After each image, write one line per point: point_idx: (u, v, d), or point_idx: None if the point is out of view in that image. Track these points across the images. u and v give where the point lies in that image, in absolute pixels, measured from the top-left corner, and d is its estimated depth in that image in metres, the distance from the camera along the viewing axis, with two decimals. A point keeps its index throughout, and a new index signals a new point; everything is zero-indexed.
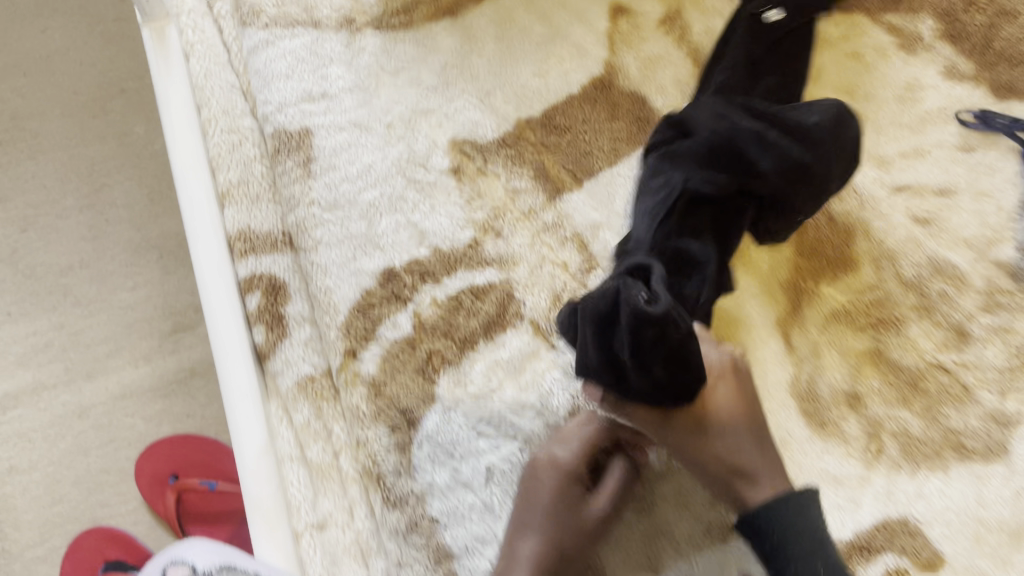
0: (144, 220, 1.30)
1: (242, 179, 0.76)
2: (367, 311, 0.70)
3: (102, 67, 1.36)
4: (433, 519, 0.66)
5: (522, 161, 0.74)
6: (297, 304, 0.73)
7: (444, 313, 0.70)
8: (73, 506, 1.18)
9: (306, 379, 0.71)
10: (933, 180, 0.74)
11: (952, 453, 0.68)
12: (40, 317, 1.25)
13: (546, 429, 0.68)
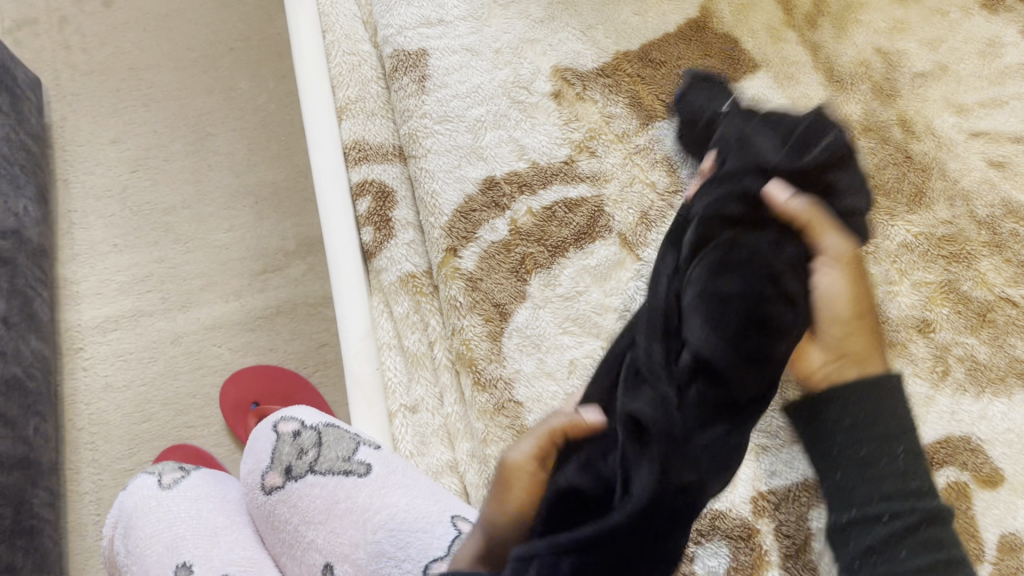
0: (242, 167, 1.36)
1: (359, 96, 0.85)
2: (468, 215, 0.76)
3: (215, 29, 1.47)
4: (519, 402, 0.69)
5: (619, 90, 0.80)
6: (403, 210, 0.80)
7: (539, 222, 0.75)
8: (161, 423, 1.21)
9: (408, 275, 0.77)
10: (1008, 128, 0.80)
11: (1017, 380, 0.70)
12: (144, 250, 1.32)
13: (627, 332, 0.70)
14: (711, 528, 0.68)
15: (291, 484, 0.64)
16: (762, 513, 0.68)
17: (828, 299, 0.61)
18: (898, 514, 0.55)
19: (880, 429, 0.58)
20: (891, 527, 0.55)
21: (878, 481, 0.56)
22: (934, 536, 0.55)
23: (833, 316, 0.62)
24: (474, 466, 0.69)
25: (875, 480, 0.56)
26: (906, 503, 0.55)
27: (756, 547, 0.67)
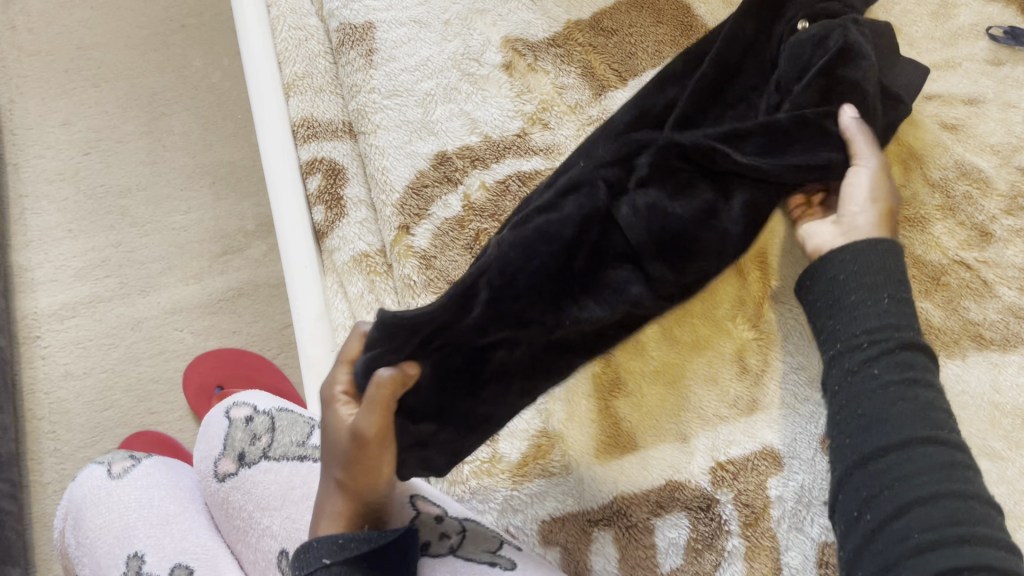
0: (197, 146, 1.33)
1: (307, 72, 0.83)
2: (420, 191, 0.75)
3: (165, 4, 1.43)
4: None
5: (570, 59, 0.79)
6: (354, 188, 0.78)
7: (492, 197, 0.74)
8: (123, 411, 1.19)
9: (361, 255, 0.75)
10: (960, 91, 0.80)
11: (970, 342, 0.71)
12: (99, 234, 1.29)
13: None
14: (671, 499, 0.68)
15: (244, 469, 0.63)
16: (721, 483, 0.68)
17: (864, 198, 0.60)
18: (876, 343, 0.53)
19: (878, 275, 0.55)
20: (872, 352, 0.53)
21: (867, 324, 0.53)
22: (943, 464, 0.48)
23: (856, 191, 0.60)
24: None
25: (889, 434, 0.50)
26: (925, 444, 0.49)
27: (715, 518, 0.68)
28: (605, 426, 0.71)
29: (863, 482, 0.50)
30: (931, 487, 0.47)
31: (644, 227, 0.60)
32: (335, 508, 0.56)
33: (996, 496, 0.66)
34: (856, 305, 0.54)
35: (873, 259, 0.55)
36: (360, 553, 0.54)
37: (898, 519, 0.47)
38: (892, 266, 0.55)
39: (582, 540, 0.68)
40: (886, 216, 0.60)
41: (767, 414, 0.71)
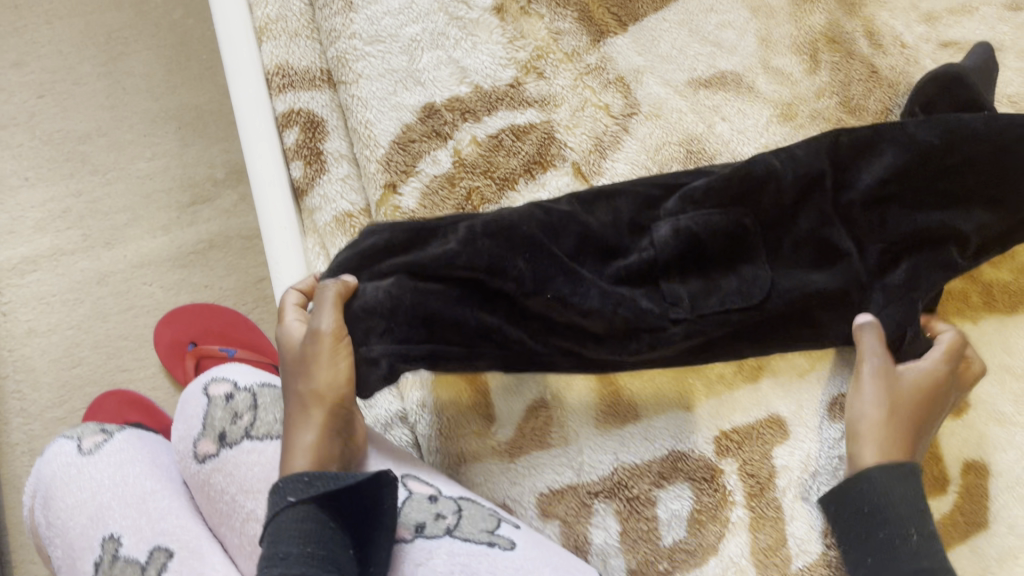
0: (162, 90, 1.25)
1: (281, 15, 0.77)
2: (406, 146, 0.70)
3: None
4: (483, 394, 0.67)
5: (567, 3, 0.74)
6: (334, 142, 0.74)
7: (485, 152, 0.70)
8: (92, 368, 1.14)
9: (344, 215, 0.71)
10: (975, 39, 0.76)
11: (981, 304, 0.69)
12: (59, 183, 1.22)
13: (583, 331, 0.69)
14: (672, 469, 0.66)
15: (225, 450, 0.60)
16: (726, 454, 0.66)
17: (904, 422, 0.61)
18: (903, 571, 0.55)
19: (899, 506, 0.58)
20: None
21: (897, 553, 0.56)
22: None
23: (858, 419, 0.62)
24: (428, 415, 0.67)
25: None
26: None
27: (719, 488, 0.66)
28: (604, 394, 0.68)
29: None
30: None
31: (675, 250, 0.60)
32: (308, 422, 0.53)
33: (1005, 462, 0.66)
34: (873, 510, 0.58)
35: (888, 488, 0.58)
36: (325, 494, 0.50)
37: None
38: (911, 491, 0.59)
39: (582, 514, 0.65)
40: (914, 410, 0.61)
41: (773, 379, 0.68)
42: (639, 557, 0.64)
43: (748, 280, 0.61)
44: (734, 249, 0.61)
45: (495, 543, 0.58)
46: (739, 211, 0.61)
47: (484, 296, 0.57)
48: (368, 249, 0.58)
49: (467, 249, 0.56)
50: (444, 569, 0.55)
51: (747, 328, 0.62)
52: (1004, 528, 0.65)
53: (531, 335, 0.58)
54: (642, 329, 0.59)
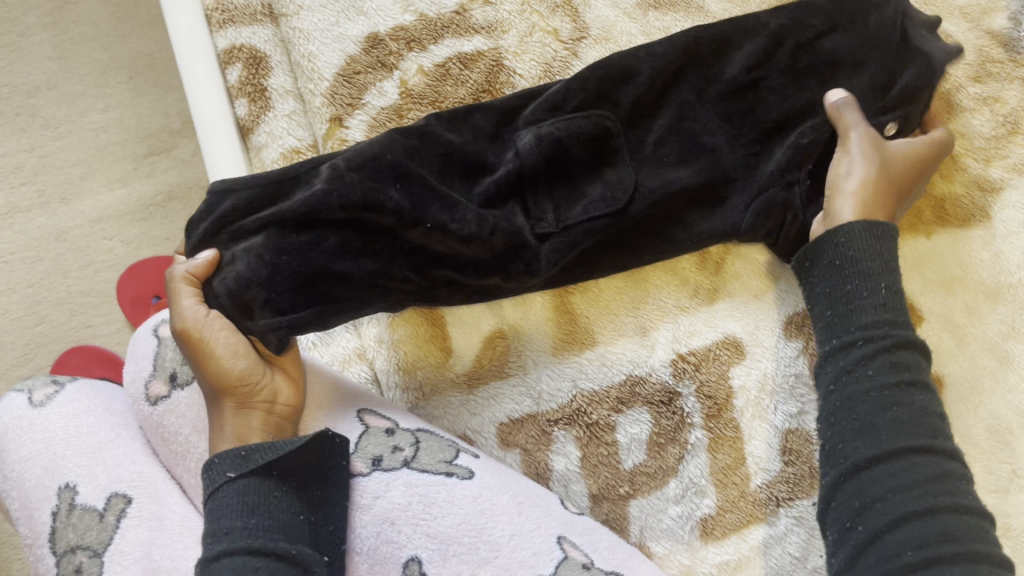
0: (112, 41, 1.19)
1: None
2: (352, 78, 0.68)
3: None
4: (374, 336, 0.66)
5: None
6: (278, 77, 0.72)
7: (432, 81, 0.69)
8: (56, 325, 1.12)
9: (292, 152, 0.70)
10: None
11: (933, 219, 0.69)
12: (9, 139, 1.16)
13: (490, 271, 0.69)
14: (631, 395, 0.66)
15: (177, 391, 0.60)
16: (683, 376, 0.66)
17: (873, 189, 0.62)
18: (873, 340, 0.53)
19: (873, 261, 0.56)
20: (866, 350, 0.53)
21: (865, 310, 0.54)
22: (920, 420, 0.51)
23: (845, 179, 0.61)
24: (386, 349, 0.67)
25: (882, 442, 0.50)
26: (911, 443, 0.50)
27: (677, 411, 0.66)
28: (561, 322, 0.68)
29: (855, 493, 0.50)
30: (924, 499, 0.47)
31: (536, 155, 0.64)
32: (221, 405, 0.58)
33: (958, 373, 0.67)
34: (846, 265, 0.56)
35: (859, 239, 0.57)
36: (264, 463, 0.54)
37: (876, 466, 0.50)
38: (885, 248, 0.57)
39: (542, 442, 0.66)
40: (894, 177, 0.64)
41: (729, 302, 0.68)
42: (600, 480, 0.65)
43: (613, 184, 0.65)
44: (592, 155, 0.65)
45: (453, 473, 0.58)
46: (600, 111, 0.65)
47: (367, 231, 0.61)
48: (223, 214, 0.61)
49: (334, 186, 0.60)
50: (401, 501, 0.56)
51: (615, 235, 0.66)
52: (956, 438, 0.66)
53: (412, 268, 0.62)
54: (519, 250, 0.63)
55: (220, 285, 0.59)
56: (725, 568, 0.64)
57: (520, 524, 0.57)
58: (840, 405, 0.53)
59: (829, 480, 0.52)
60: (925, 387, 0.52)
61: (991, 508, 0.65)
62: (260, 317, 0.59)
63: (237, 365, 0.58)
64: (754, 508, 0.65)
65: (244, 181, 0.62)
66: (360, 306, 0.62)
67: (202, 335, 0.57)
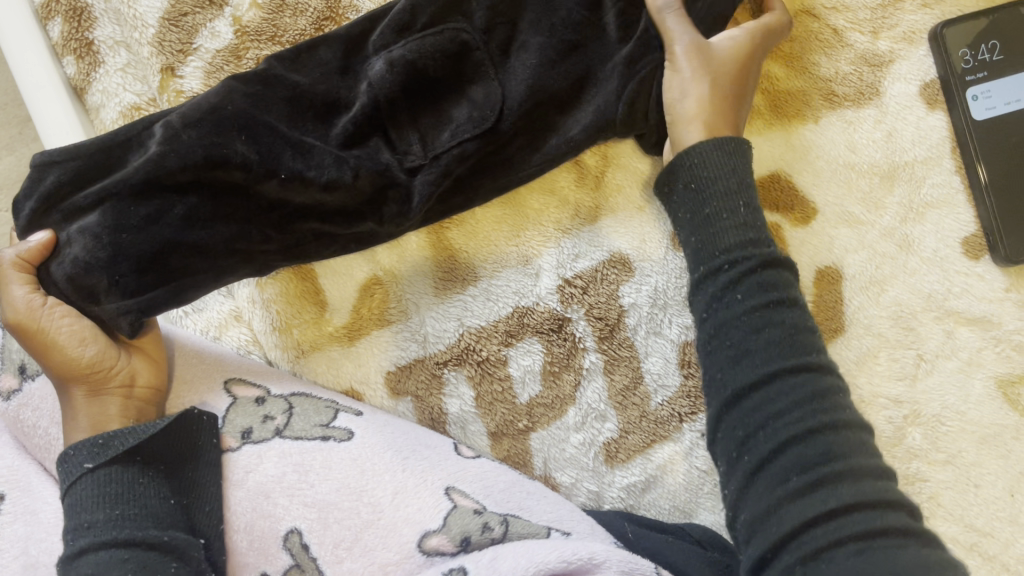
0: None
1: None
2: (178, 21, 0.64)
3: None
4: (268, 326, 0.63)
5: None
6: (105, 27, 0.65)
7: (268, 14, 0.64)
8: None
9: (132, 110, 0.65)
10: None
11: (822, 102, 0.65)
12: None
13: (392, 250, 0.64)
14: (520, 326, 0.63)
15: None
16: (571, 301, 0.63)
17: (683, 99, 0.57)
18: (737, 261, 0.49)
19: (724, 183, 0.52)
20: (731, 275, 0.48)
21: (723, 230, 0.50)
22: (792, 339, 0.46)
23: (681, 100, 0.57)
24: (259, 310, 0.63)
25: (755, 366, 0.46)
26: (789, 362, 0.45)
27: (568, 337, 0.64)
28: (440, 259, 0.64)
29: (738, 420, 0.45)
30: (803, 422, 0.43)
31: (392, 84, 0.57)
32: (72, 395, 0.53)
33: (858, 263, 0.64)
34: (701, 199, 0.52)
35: (705, 164, 0.52)
36: (128, 449, 0.50)
37: (755, 391, 0.45)
38: (735, 171, 0.52)
39: (434, 386, 0.63)
40: (741, 73, 0.58)
41: (612, 219, 0.65)
42: (497, 418, 0.63)
43: (480, 103, 0.58)
44: (455, 75, 0.59)
45: (330, 436, 0.55)
46: (454, 27, 0.59)
47: (213, 192, 0.54)
48: (48, 192, 0.53)
49: (172, 146, 0.53)
50: (276, 472, 0.53)
51: (490, 158, 0.59)
52: (859, 330, 0.64)
53: (273, 226, 0.56)
54: (388, 190, 0.57)
55: (58, 268, 0.52)
56: (633, 490, 0.63)
57: (404, 481, 0.54)
58: (712, 328, 0.48)
59: (712, 412, 0.48)
60: (792, 306, 0.48)
61: (899, 398, 0.64)
62: (109, 301, 0.52)
63: (85, 351, 0.52)
64: (657, 427, 0.63)
65: (67, 150, 0.54)
66: (218, 273, 0.55)
67: (40, 325, 0.51)
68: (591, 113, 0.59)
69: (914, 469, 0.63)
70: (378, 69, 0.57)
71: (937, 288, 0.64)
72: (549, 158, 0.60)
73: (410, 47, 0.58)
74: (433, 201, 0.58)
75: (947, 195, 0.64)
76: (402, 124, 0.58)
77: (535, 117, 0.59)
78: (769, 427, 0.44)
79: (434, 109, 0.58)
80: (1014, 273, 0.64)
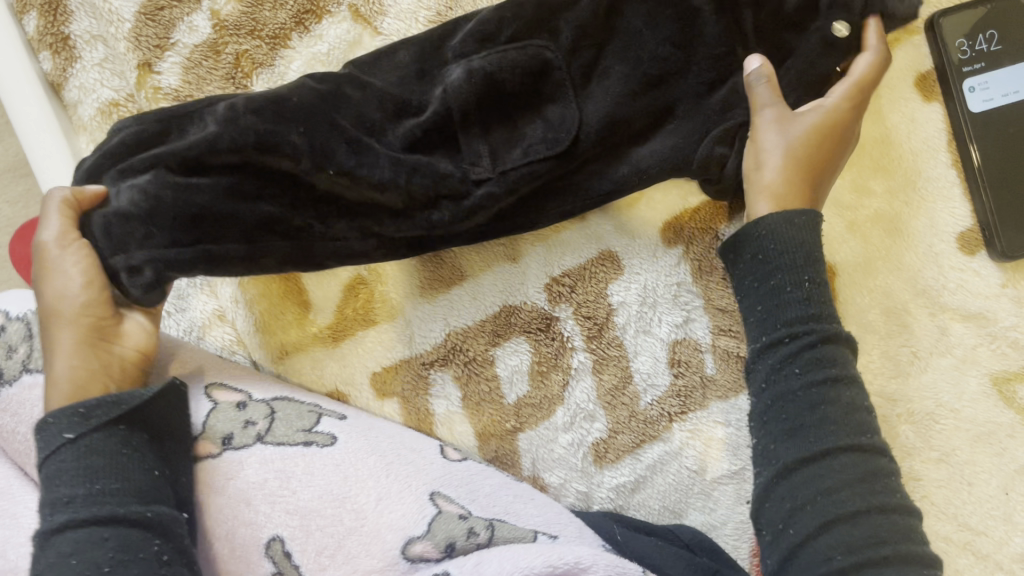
0: None
1: None
2: (155, 15, 0.63)
3: None
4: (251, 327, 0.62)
5: None
6: (82, 20, 0.63)
7: (247, 8, 0.63)
8: None
9: (109, 106, 0.63)
10: None
11: None
12: None
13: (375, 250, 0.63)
14: (507, 325, 0.63)
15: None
16: (560, 300, 0.63)
17: (761, 168, 0.56)
18: (799, 335, 0.50)
19: (796, 254, 0.52)
20: (791, 348, 0.50)
21: (780, 306, 0.51)
22: (848, 419, 0.48)
23: (759, 170, 0.56)
24: (242, 310, 0.62)
25: (811, 442, 0.48)
26: (841, 441, 0.48)
27: (557, 336, 0.63)
28: (425, 258, 0.63)
29: (787, 494, 0.48)
30: (853, 501, 0.46)
31: (470, 94, 0.54)
32: (56, 343, 0.50)
33: (848, 252, 0.63)
34: (762, 260, 0.53)
35: (774, 232, 0.52)
36: (115, 417, 0.48)
37: (806, 466, 0.48)
38: (808, 244, 0.52)
39: (420, 387, 0.62)
40: (823, 144, 0.56)
41: (601, 215, 0.63)
42: (484, 419, 0.62)
43: (555, 124, 0.56)
44: (533, 92, 0.56)
45: (312, 441, 0.55)
46: (538, 43, 0.56)
47: (258, 178, 0.52)
48: (115, 148, 0.52)
49: (230, 129, 0.51)
50: (257, 479, 0.52)
51: (556, 181, 0.57)
52: (853, 327, 0.63)
53: (303, 227, 0.53)
54: (440, 199, 0.54)
55: (100, 217, 0.50)
56: (622, 490, 0.62)
57: (388, 487, 0.53)
58: (767, 399, 0.50)
59: (761, 481, 0.50)
60: (848, 381, 0.49)
61: (892, 396, 0.63)
62: (135, 251, 0.50)
63: (82, 292, 0.49)
64: (647, 426, 0.62)
65: (271, 95, 0.53)
66: (254, 262, 0.52)
67: (53, 266, 0.49)
68: (666, 147, 0.57)
69: (907, 467, 0.63)
70: (457, 74, 0.55)
71: (931, 284, 0.63)
72: (615, 184, 0.58)
73: (487, 59, 0.55)
74: (490, 215, 0.56)
75: (943, 189, 0.63)
76: (496, 132, 0.55)
77: (611, 141, 0.57)
78: (813, 505, 0.47)
79: (514, 117, 0.56)
80: (1011, 268, 0.63)
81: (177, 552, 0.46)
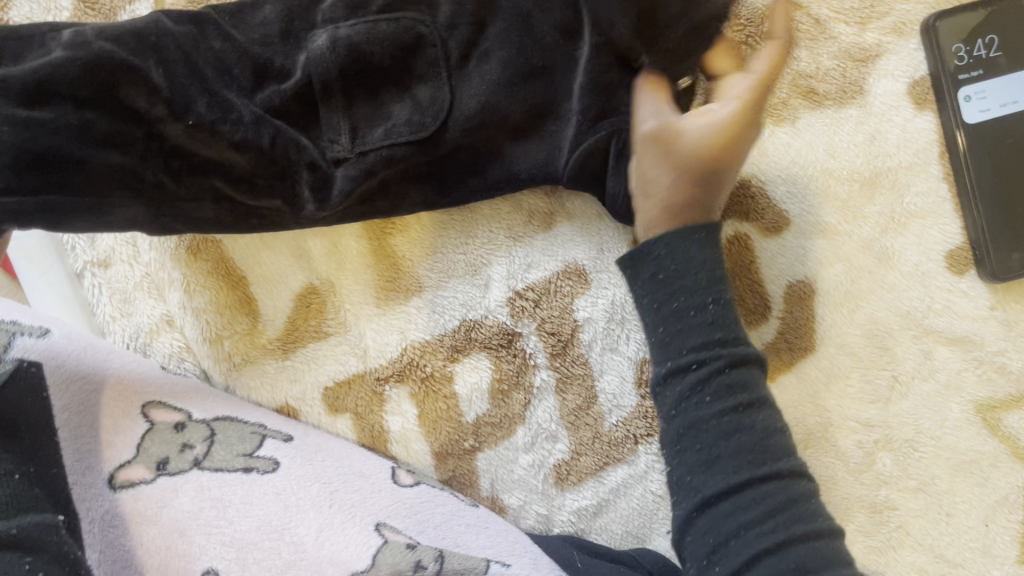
0: None
1: None
2: (95, 4, 0.59)
3: None
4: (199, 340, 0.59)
5: None
6: (21, 6, 0.58)
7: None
8: None
9: None
10: None
11: (800, 101, 0.59)
12: None
13: (330, 261, 0.60)
14: (467, 341, 0.59)
15: (10, 341, 0.50)
16: (523, 314, 0.59)
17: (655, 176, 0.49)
18: (703, 361, 0.45)
19: (698, 267, 0.46)
20: (701, 374, 0.45)
21: (688, 330, 0.46)
22: (762, 445, 0.44)
23: (646, 183, 0.49)
24: (190, 317, 0.59)
25: (730, 474, 0.44)
26: (757, 470, 0.44)
27: (518, 353, 0.60)
28: (382, 269, 0.60)
29: (708, 529, 0.44)
30: (777, 534, 0.42)
31: (332, 67, 0.50)
32: None
33: (831, 278, 0.59)
34: (667, 275, 0.47)
35: (678, 247, 0.47)
36: None
37: (726, 499, 0.44)
38: (713, 255, 0.47)
39: (374, 404, 0.59)
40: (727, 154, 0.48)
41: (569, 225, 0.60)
42: (442, 437, 0.59)
43: (423, 105, 0.52)
44: (404, 69, 0.52)
45: (253, 467, 0.53)
46: (414, 14, 0.51)
47: (115, 117, 0.48)
48: None
49: (78, 53, 0.47)
50: (192, 508, 0.50)
51: (422, 169, 0.53)
52: (831, 349, 0.59)
53: (171, 175, 0.49)
54: (292, 173, 0.51)
55: None
56: (584, 514, 0.60)
57: (330, 517, 0.51)
58: (678, 427, 0.45)
59: (678, 514, 0.45)
60: (760, 402, 0.45)
61: (870, 422, 0.59)
62: None
63: None
64: (611, 449, 0.60)
65: (130, 26, 0.49)
66: (101, 214, 0.48)
67: None
68: (542, 149, 0.53)
69: (882, 496, 0.59)
70: (320, 47, 0.50)
71: (916, 305, 0.59)
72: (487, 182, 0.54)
73: (352, 29, 0.51)
74: (354, 199, 0.53)
75: (933, 204, 0.59)
76: (355, 110, 0.52)
77: (484, 133, 0.52)
78: (738, 540, 0.43)
79: (379, 97, 0.52)
80: (1001, 290, 0.60)
81: (53, 564, 0.39)
